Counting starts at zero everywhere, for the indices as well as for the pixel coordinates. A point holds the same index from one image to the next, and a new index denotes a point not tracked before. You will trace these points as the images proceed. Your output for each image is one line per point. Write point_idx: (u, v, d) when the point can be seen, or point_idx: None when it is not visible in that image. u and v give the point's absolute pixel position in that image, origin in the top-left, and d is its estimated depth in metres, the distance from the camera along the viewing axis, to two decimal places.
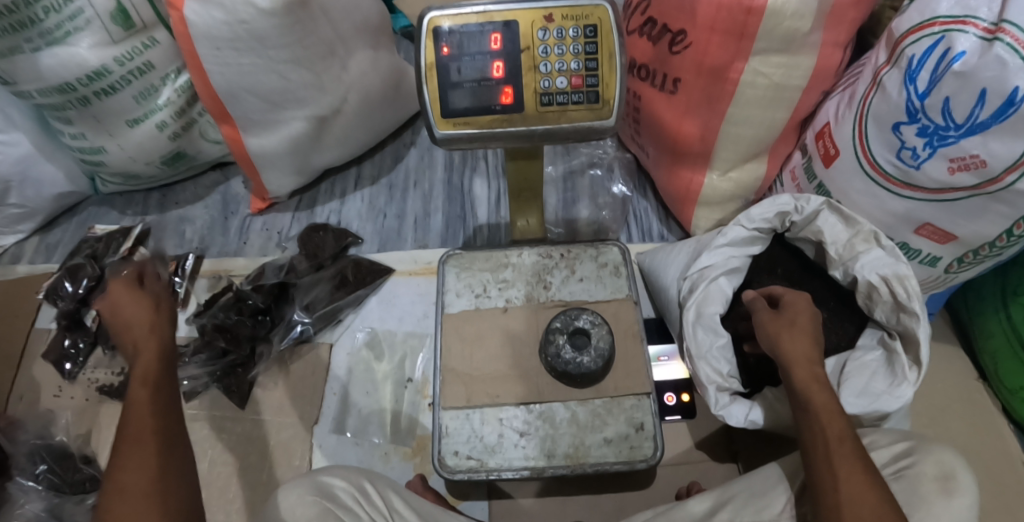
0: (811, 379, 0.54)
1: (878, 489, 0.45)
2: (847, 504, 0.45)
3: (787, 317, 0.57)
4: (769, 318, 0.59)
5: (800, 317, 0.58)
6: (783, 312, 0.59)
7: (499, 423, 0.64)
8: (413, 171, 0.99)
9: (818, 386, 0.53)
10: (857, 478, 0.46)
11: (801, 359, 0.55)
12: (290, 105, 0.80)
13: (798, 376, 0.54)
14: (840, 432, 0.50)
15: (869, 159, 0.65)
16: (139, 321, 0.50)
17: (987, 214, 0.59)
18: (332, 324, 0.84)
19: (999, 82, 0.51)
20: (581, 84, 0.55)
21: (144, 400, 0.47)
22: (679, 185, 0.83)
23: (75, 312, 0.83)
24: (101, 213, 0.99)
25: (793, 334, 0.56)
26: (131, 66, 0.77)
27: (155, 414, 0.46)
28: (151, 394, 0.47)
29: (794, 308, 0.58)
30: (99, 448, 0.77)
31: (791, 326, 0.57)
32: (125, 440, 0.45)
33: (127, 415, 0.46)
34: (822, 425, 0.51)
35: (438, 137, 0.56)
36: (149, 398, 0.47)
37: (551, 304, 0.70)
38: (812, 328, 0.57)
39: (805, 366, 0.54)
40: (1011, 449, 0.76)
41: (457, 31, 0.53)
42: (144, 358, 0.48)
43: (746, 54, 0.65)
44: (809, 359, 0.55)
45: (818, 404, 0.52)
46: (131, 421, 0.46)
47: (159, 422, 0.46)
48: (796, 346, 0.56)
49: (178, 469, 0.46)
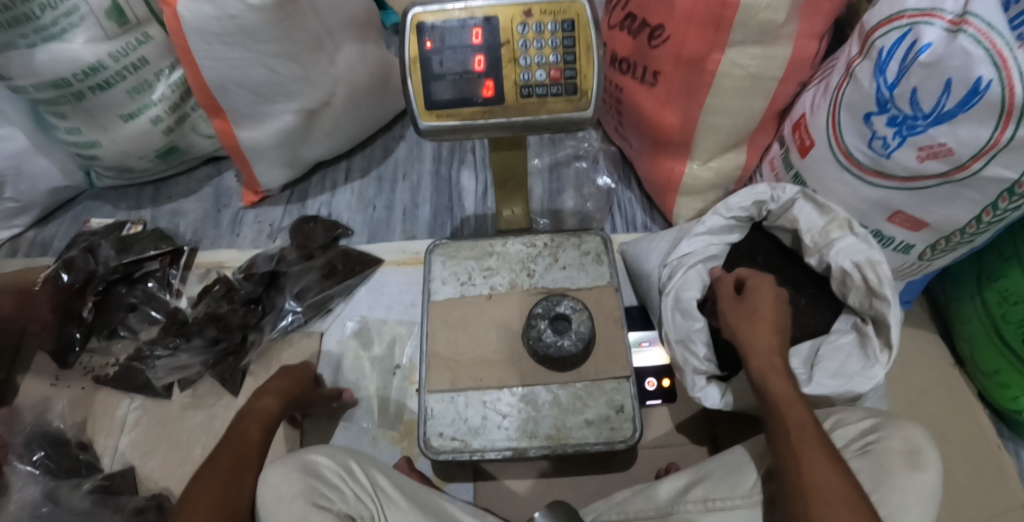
0: (770, 369, 0.57)
1: (839, 468, 0.47)
2: (810, 481, 0.46)
3: (751, 312, 0.62)
4: (735, 313, 0.63)
5: (762, 304, 0.62)
6: (747, 300, 0.63)
7: (483, 406, 0.66)
8: (402, 163, 1.01)
9: (778, 375, 0.57)
10: (819, 461, 0.48)
11: (761, 347, 0.59)
12: (281, 98, 0.81)
13: (758, 365, 0.58)
14: (801, 418, 0.52)
15: (843, 148, 0.67)
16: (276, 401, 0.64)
17: (957, 200, 0.61)
18: (322, 313, 0.86)
19: (964, 72, 0.53)
20: (559, 77, 0.56)
21: (252, 438, 0.57)
22: (661, 175, 0.85)
23: (70, 303, 0.82)
24: (96, 207, 1.00)
25: (754, 322, 0.60)
26: (125, 62, 0.79)
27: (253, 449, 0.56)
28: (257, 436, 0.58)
29: (757, 296, 0.62)
30: (94, 435, 0.79)
31: (754, 314, 0.62)
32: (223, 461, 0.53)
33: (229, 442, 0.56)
34: (782, 413, 0.53)
35: (423, 129, 0.58)
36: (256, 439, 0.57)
37: (535, 291, 0.72)
38: (773, 314, 0.61)
39: (764, 354, 0.58)
40: (987, 432, 0.78)
41: (439, 26, 0.55)
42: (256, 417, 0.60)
43: (722, 46, 0.67)
44: (772, 351, 0.58)
45: (779, 393, 0.55)
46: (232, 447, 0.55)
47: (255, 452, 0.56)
48: (760, 338, 0.59)
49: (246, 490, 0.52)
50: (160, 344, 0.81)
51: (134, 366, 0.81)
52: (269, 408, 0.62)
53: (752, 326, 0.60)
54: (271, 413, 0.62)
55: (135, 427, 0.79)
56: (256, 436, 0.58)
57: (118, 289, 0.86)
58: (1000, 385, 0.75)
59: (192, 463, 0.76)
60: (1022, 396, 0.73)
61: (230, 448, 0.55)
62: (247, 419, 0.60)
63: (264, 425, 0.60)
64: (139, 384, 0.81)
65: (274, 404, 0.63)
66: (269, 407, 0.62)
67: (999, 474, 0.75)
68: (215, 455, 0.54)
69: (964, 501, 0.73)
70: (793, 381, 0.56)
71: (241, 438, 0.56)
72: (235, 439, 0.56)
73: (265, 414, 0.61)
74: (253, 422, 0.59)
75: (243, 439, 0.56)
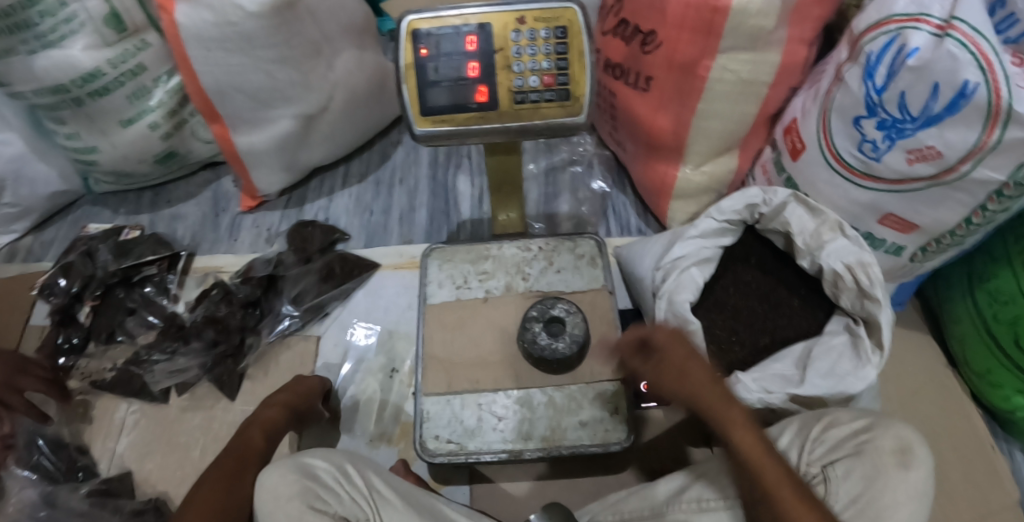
0: (729, 423, 0.52)
1: None
2: None
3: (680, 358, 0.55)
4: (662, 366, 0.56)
5: (678, 358, 0.55)
6: (658, 360, 0.56)
7: (479, 408, 0.66)
8: (399, 168, 1.02)
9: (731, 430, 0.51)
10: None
11: (709, 400, 0.53)
12: (279, 103, 0.82)
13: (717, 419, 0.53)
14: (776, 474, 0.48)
15: (833, 152, 0.68)
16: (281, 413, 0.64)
17: (945, 203, 0.62)
18: (319, 317, 0.87)
19: (951, 76, 0.54)
20: (552, 83, 0.57)
21: (255, 446, 0.58)
22: (655, 179, 0.86)
23: (68, 307, 0.83)
24: (94, 212, 1.01)
25: (688, 378, 0.54)
26: (124, 68, 0.80)
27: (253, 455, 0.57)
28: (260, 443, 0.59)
29: (667, 354, 0.56)
30: (91, 438, 0.79)
31: (676, 371, 0.55)
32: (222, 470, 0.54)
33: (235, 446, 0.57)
34: (754, 473, 0.49)
35: (419, 134, 0.59)
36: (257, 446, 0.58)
37: (530, 294, 0.73)
38: (699, 363, 0.55)
39: (718, 406, 0.53)
40: (980, 432, 0.78)
41: (434, 33, 0.56)
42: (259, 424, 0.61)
43: (714, 52, 0.68)
44: (721, 397, 0.53)
45: (744, 445, 0.50)
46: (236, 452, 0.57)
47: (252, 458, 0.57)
48: (701, 387, 0.53)
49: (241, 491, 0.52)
50: (157, 348, 0.81)
51: (133, 370, 0.81)
52: (272, 423, 0.63)
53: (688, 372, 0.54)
54: (272, 428, 0.62)
55: (133, 431, 0.79)
56: (252, 445, 0.58)
57: (116, 293, 0.86)
58: (992, 386, 0.76)
59: (189, 466, 0.77)
60: (1013, 396, 0.74)
61: (228, 460, 0.55)
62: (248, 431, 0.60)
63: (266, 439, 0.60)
64: (136, 388, 0.81)
65: (277, 418, 0.63)
66: (272, 421, 0.63)
67: (992, 474, 0.75)
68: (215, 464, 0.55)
69: (957, 500, 0.74)
70: (755, 423, 0.52)
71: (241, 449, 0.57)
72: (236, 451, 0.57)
73: (267, 429, 0.61)
74: (253, 434, 0.60)
75: (244, 449, 0.57)
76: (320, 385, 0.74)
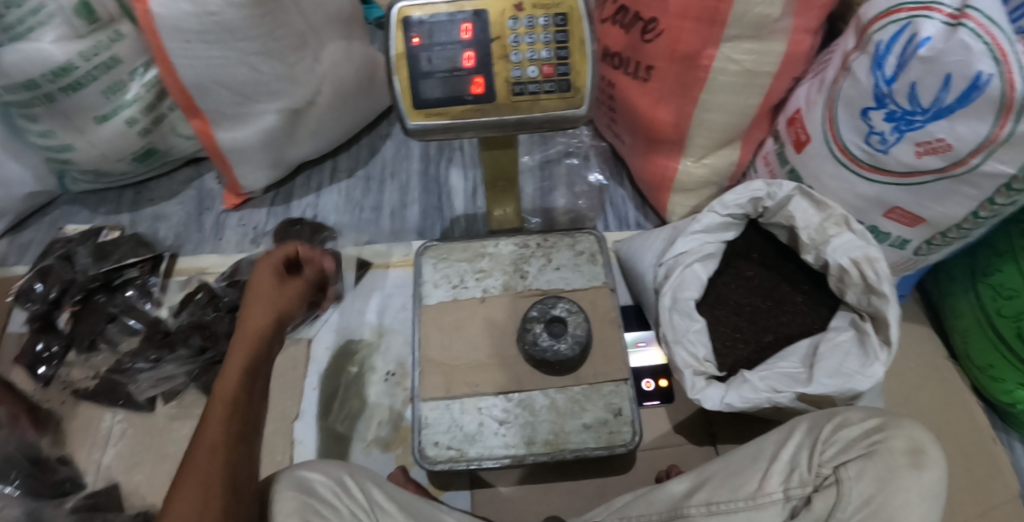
0: None
1: None
2: None
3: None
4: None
5: None
6: None
7: (479, 412, 0.64)
8: (389, 162, 0.99)
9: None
10: None
11: None
12: (262, 97, 0.79)
13: None
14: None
15: (839, 143, 0.66)
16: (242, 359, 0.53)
17: (955, 196, 0.61)
18: (309, 319, 0.83)
19: (964, 67, 0.52)
20: (552, 73, 0.54)
21: (221, 418, 0.49)
22: (654, 171, 0.84)
23: (47, 314, 0.80)
24: (73, 213, 0.97)
25: None
26: (98, 61, 0.75)
27: (226, 428, 0.48)
28: (230, 410, 0.49)
29: None
30: (76, 449, 0.76)
31: None
32: (203, 447, 0.46)
33: (199, 434, 0.48)
34: None
35: (412, 129, 0.56)
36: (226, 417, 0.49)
37: (529, 294, 0.71)
38: None
39: None
40: (981, 425, 0.78)
41: (427, 22, 0.53)
42: (224, 384, 0.51)
43: (717, 41, 0.65)
44: None
45: None
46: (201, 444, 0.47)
47: (235, 432, 0.49)
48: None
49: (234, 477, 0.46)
50: (142, 356, 0.79)
51: (116, 378, 0.79)
52: (245, 362, 0.53)
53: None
54: (236, 378, 0.52)
55: (120, 441, 0.76)
56: (227, 399, 0.50)
57: (97, 298, 0.82)
58: (993, 379, 0.75)
59: None
60: (1015, 390, 0.73)
61: (204, 440, 0.47)
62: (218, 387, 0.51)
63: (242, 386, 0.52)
64: (122, 396, 0.78)
65: (241, 360, 0.53)
66: (246, 362, 0.53)
67: (994, 467, 0.75)
68: (195, 439, 0.47)
69: (960, 495, 0.73)
70: None
71: (210, 420, 0.48)
72: (207, 423, 0.48)
73: (240, 372, 0.52)
74: (217, 398, 0.50)
75: (213, 419, 0.48)
76: (278, 277, 0.61)
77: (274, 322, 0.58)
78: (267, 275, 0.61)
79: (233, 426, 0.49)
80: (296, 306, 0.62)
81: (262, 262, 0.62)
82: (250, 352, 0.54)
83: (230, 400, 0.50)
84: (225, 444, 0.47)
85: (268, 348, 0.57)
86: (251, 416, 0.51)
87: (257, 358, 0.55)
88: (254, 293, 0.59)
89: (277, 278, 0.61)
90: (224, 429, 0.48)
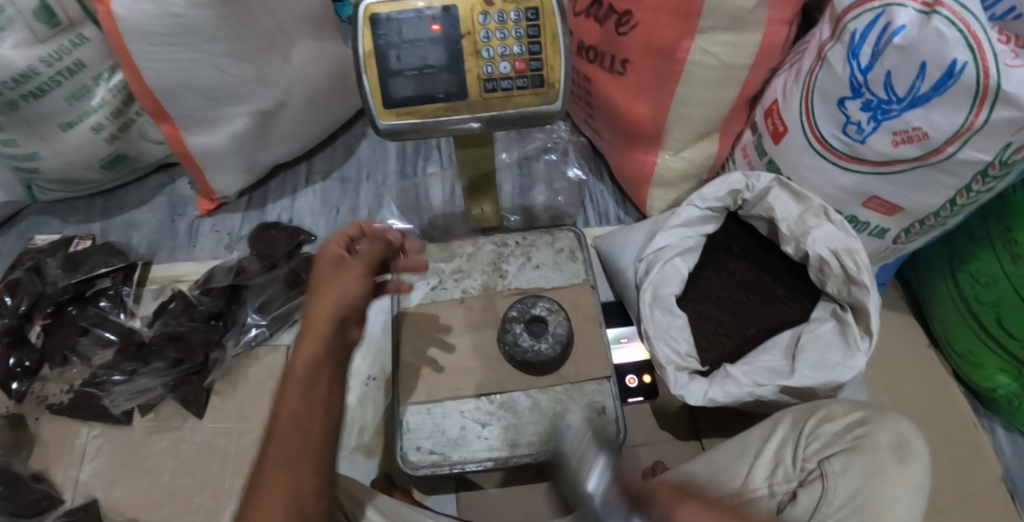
0: None
1: None
2: None
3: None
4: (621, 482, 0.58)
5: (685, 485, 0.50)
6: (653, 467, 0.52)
7: (461, 416, 0.64)
8: (365, 163, 0.97)
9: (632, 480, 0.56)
10: None
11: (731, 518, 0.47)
12: (232, 100, 0.77)
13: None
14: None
15: (816, 134, 0.66)
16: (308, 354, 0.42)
17: (932, 185, 0.61)
18: (288, 324, 0.83)
19: (939, 55, 0.51)
20: (525, 69, 0.53)
21: (288, 418, 0.39)
22: (633, 166, 0.83)
23: (17, 328, 0.77)
24: (41, 223, 0.94)
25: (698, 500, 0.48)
26: (60, 67, 0.73)
27: (293, 432, 0.39)
28: (299, 409, 0.40)
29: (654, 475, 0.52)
30: (51, 466, 0.74)
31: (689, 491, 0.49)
32: (267, 480, 0.37)
33: (271, 431, 0.39)
34: None
35: (383, 129, 0.55)
36: (294, 418, 0.39)
37: (509, 293, 0.71)
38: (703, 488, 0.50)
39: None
40: (962, 410, 0.78)
41: (395, 19, 0.52)
42: (294, 374, 0.41)
43: (692, 33, 0.65)
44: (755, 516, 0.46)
45: None
46: (272, 447, 0.38)
47: (302, 439, 0.39)
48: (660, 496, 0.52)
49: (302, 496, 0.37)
50: (117, 369, 0.77)
51: (90, 392, 0.76)
52: (306, 368, 0.41)
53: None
54: (309, 368, 0.41)
55: (97, 456, 0.75)
56: (288, 415, 0.39)
57: (68, 310, 0.80)
58: (973, 365, 0.76)
59: (159, 491, 0.72)
60: (995, 375, 0.74)
61: (266, 472, 0.37)
62: (285, 394, 0.41)
63: (306, 394, 0.40)
64: (97, 410, 0.76)
65: (310, 353, 0.42)
66: (305, 368, 0.41)
67: (976, 452, 0.76)
68: (256, 472, 0.38)
69: (944, 480, 0.74)
70: None
71: (273, 446, 0.38)
72: (269, 451, 0.38)
73: (302, 378, 0.41)
74: (290, 391, 0.41)
75: (276, 444, 0.38)
76: (340, 262, 0.48)
77: (338, 320, 0.44)
78: (329, 260, 0.48)
79: (292, 450, 0.38)
80: (359, 293, 0.46)
81: (329, 241, 0.50)
82: (312, 354, 0.42)
83: (290, 417, 0.39)
84: (285, 476, 0.37)
85: (347, 341, 0.46)
86: (318, 431, 0.40)
87: (321, 361, 0.42)
88: (318, 278, 0.47)
89: (336, 260, 0.47)
90: (286, 457, 0.38)
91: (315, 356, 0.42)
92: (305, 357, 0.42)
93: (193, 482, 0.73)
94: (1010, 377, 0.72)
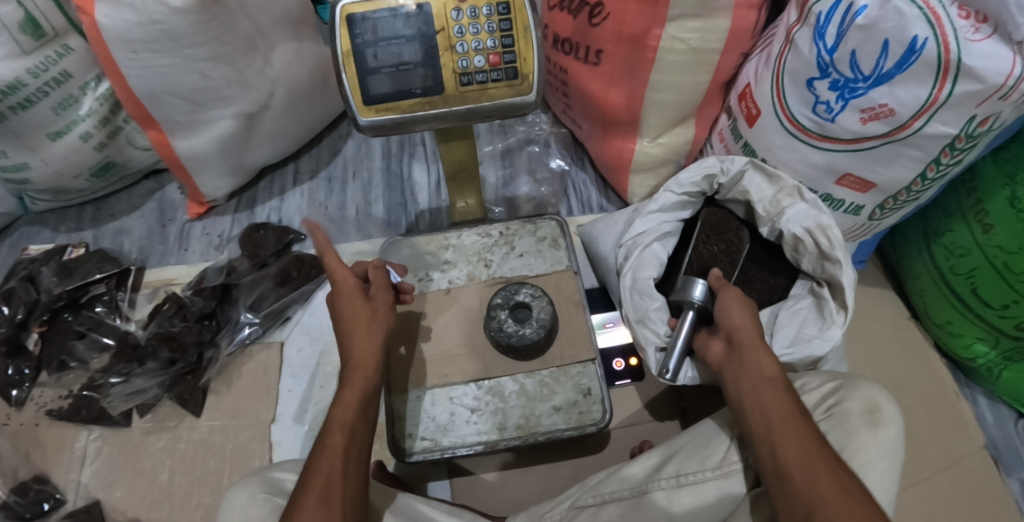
0: (768, 399, 0.50)
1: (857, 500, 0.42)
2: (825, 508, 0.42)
3: (803, 460, 0.45)
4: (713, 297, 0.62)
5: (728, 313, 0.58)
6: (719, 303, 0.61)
7: (450, 402, 0.66)
8: (351, 162, 0.99)
9: (762, 345, 0.55)
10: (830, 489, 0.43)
11: (759, 377, 0.52)
12: (215, 104, 0.78)
13: (761, 397, 0.51)
14: None
15: (788, 116, 0.67)
16: (364, 386, 0.52)
17: (901, 160, 0.62)
18: (280, 322, 0.84)
19: (900, 32, 0.53)
20: (498, 61, 0.55)
21: (348, 422, 0.50)
22: (612, 153, 0.85)
23: (14, 336, 0.78)
24: (33, 233, 0.95)
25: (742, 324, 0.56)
26: (47, 77, 0.74)
27: (346, 438, 0.49)
28: (355, 419, 0.51)
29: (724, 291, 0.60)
30: (51, 469, 0.75)
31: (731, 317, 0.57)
32: (324, 476, 0.47)
33: (328, 431, 0.50)
34: (772, 442, 0.47)
35: (363, 125, 0.56)
36: (352, 425, 0.50)
37: (493, 281, 0.73)
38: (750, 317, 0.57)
39: (765, 387, 0.51)
40: (943, 380, 0.80)
41: (370, 17, 0.53)
42: (347, 400, 0.51)
43: (663, 21, 0.66)
44: (764, 380, 0.52)
45: (772, 422, 0.48)
46: (329, 449, 0.49)
47: (357, 444, 0.50)
48: (760, 367, 0.53)
49: (359, 484, 0.48)
50: (113, 371, 0.77)
51: (88, 395, 0.78)
52: (360, 392, 0.52)
53: (784, 443, 0.47)
54: (358, 394, 0.52)
55: (97, 459, 0.76)
56: (346, 426, 0.50)
57: (63, 316, 0.81)
58: (952, 335, 0.77)
59: (159, 490, 0.74)
60: (973, 344, 0.76)
61: (320, 469, 0.47)
62: (337, 409, 0.51)
63: (361, 412, 0.51)
64: (96, 413, 0.77)
65: (364, 384, 0.52)
66: (362, 392, 0.52)
67: (957, 420, 0.77)
68: (312, 468, 0.47)
69: (924, 449, 0.75)
70: (800, 420, 0.48)
71: (329, 450, 0.49)
72: (326, 454, 0.48)
73: (358, 398, 0.52)
74: (341, 404, 0.51)
75: (332, 449, 0.49)
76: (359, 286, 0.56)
77: (384, 351, 0.55)
78: (355, 291, 0.55)
79: (349, 454, 0.49)
80: (390, 326, 0.56)
81: (336, 268, 0.56)
82: (370, 381, 0.53)
83: (349, 427, 0.50)
84: (344, 473, 0.47)
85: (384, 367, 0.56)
86: (366, 440, 0.51)
87: (374, 389, 0.53)
88: (350, 321, 0.54)
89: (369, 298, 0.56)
90: (344, 457, 0.48)
91: (370, 382, 0.53)
92: (356, 386, 0.52)
93: (191, 480, 0.74)
94: (987, 345, 0.74)
